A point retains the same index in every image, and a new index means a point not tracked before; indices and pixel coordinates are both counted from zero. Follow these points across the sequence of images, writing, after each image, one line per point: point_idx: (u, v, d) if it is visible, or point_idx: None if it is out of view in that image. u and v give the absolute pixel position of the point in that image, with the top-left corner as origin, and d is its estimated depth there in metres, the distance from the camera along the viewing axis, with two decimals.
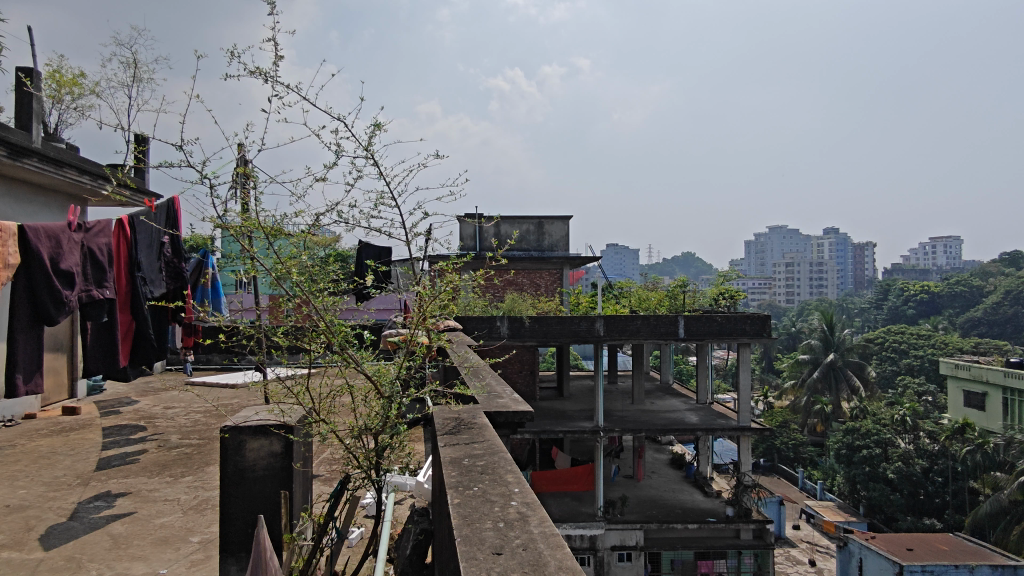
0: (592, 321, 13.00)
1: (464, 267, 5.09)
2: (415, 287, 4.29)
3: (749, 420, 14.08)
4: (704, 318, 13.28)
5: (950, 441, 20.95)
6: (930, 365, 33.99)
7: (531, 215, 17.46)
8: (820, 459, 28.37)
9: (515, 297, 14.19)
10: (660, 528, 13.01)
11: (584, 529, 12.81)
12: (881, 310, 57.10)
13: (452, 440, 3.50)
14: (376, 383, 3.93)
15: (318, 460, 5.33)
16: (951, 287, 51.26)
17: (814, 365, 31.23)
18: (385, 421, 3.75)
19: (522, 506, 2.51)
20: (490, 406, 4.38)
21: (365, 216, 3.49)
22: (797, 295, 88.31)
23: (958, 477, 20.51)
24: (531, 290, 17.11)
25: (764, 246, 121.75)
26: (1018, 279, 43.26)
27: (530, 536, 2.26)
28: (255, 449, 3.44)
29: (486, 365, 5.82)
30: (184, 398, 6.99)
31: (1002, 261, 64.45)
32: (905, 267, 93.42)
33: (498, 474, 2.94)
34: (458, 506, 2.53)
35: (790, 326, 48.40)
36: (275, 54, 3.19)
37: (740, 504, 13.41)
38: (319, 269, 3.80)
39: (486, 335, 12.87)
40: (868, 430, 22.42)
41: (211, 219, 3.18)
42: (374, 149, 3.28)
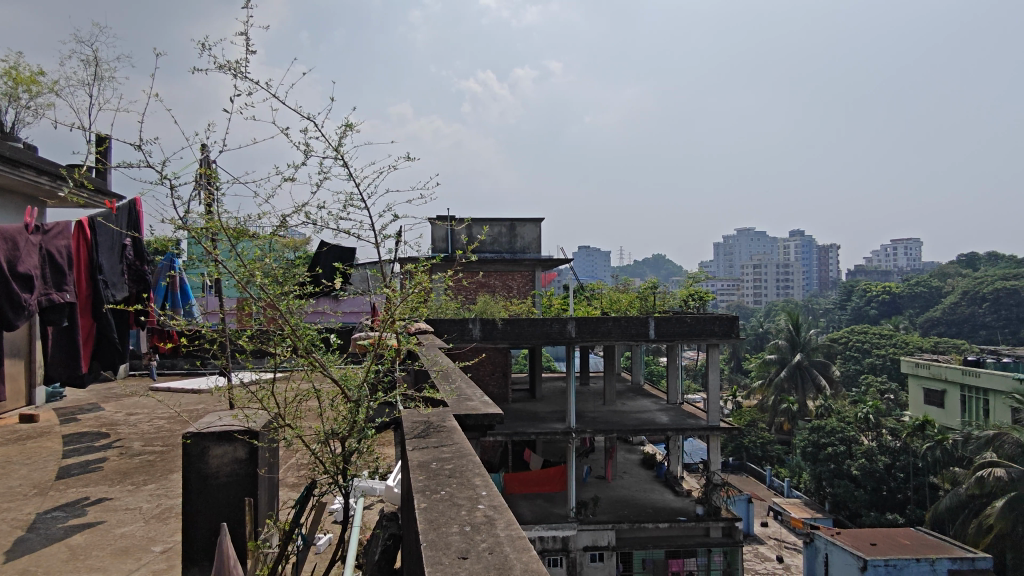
0: (564, 323, 13.01)
1: (436, 270, 5.08)
2: (384, 290, 4.25)
3: (718, 419, 14.26)
4: (674, 318, 13.43)
5: (912, 437, 21.50)
6: (891, 363, 34.90)
7: (503, 217, 17.45)
8: (787, 457, 28.91)
9: (487, 299, 14.17)
10: (632, 528, 13.07)
11: (556, 531, 12.84)
12: (845, 310, 58.46)
13: (421, 444, 3.48)
14: (342, 387, 3.88)
15: (286, 466, 5.25)
16: (911, 287, 52.68)
17: (781, 364, 31.79)
18: (352, 425, 3.72)
19: (490, 509, 2.51)
20: (459, 409, 4.36)
21: (335, 216, 3.46)
22: (764, 296, 90.01)
23: (919, 473, 21.06)
24: (503, 292, 17.12)
25: (732, 249, 123.84)
26: (975, 280, 44.63)
27: (496, 540, 2.26)
28: (218, 456, 3.38)
29: (456, 368, 5.79)
30: (147, 404, 6.82)
31: (960, 262, 66.41)
32: (867, 269, 95.83)
33: (465, 477, 2.94)
34: (424, 511, 2.52)
35: (759, 326, 49.33)
36: (244, 52, 3.15)
37: (709, 503, 13.56)
38: (285, 271, 3.75)
39: (457, 337, 12.86)
40: (833, 428, 22.97)
41: (171, 220, 3.11)
42: (345, 148, 3.25)
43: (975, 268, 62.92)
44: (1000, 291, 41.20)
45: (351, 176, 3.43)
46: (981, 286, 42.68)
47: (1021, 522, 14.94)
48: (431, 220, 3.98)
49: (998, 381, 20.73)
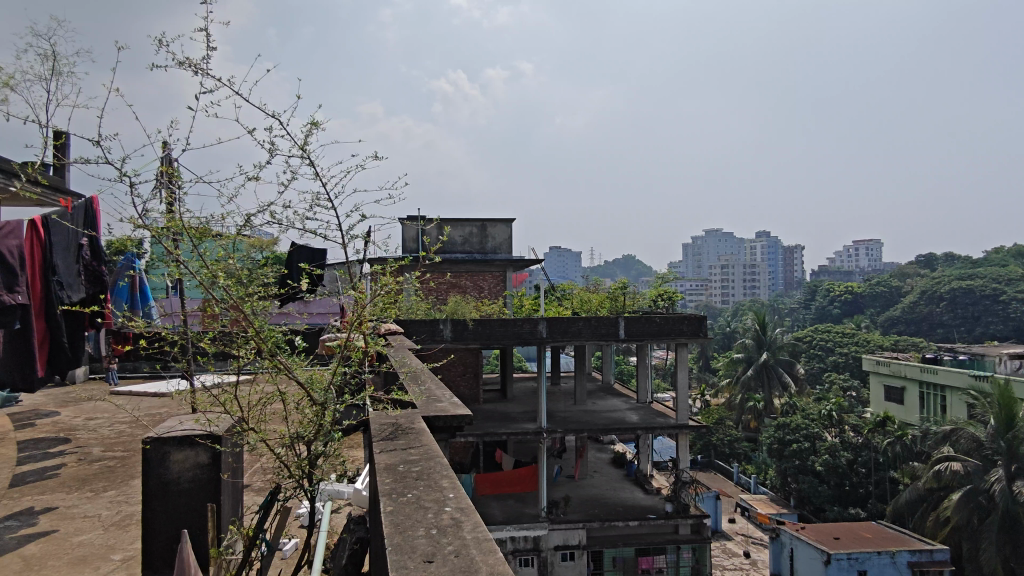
0: (535, 323, 13.04)
1: (406, 270, 5.07)
2: (351, 291, 4.22)
3: (687, 417, 14.44)
4: (643, 318, 13.56)
5: (873, 433, 22.02)
6: (853, 361, 35.76)
7: (474, 218, 17.41)
8: (754, 454, 29.42)
9: (458, 299, 14.14)
10: (602, 526, 13.17)
11: (527, 531, 12.84)
12: (809, 310, 59.71)
13: (388, 446, 3.45)
14: (308, 388, 3.83)
15: (251, 471, 5.17)
16: (872, 287, 53.97)
17: (748, 363, 32.31)
18: (318, 428, 3.68)
19: (456, 512, 2.50)
20: (428, 410, 4.35)
21: (301, 216, 3.41)
22: (732, 296, 91.48)
23: (880, 468, 21.60)
24: (475, 293, 17.08)
25: (700, 250, 125.68)
26: (933, 280, 45.97)
27: (463, 542, 2.26)
28: (180, 461, 3.31)
29: (427, 369, 5.76)
30: (107, 408, 6.64)
31: (918, 262, 68.26)
32: (830, 269, 98.09)
33: (433, 480, 2.92)
34: (391, 514, 2.50)
35: (726, 326, 50.13)
36: (205, 48, 3.10)
37: (678, 500, 13.77)
38: (250, 272, 3.69)
39: (427, 338, 12.80)
40: (797, 425, 23.50)
41: (130, 220, 3.03)
42: (310, 147, 3.22)
43: (932, 268, 64.75)
44: (957, 290, 42.41)
45: (317, 176, 3.40)
46: (938, 286, 43.97)
47: (976, 515, 15.42)
48: (399, 220, 3.96)
49: (955, 378, 21.37)
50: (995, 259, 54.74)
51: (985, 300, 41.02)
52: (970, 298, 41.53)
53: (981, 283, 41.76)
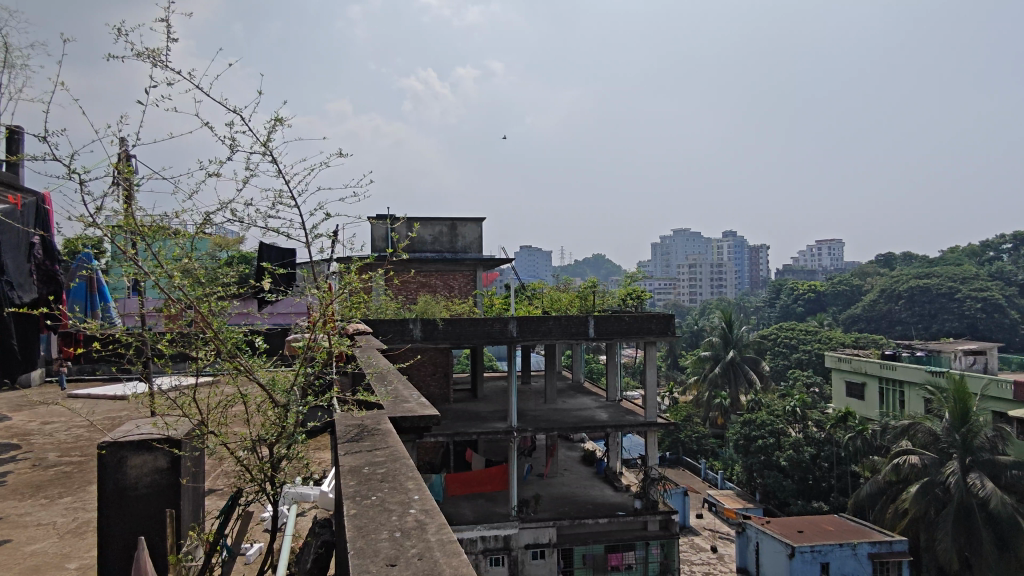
0: (506, 322, 13.04)
1: (372, 270, 5.04)
2: (314, 291, 4.15)
3: (655, 415, 14.60)
4: (613, 317, 13.65)
5: (836, 428, 22.54)
6: (816, 358, 36.59)
7: (444, 217, 17.32)
8: (721, 450, 29.92)
9: (428, 299, 14.04)
10: (572, 524, 13.23)
11: (498, 530, 12.83)
12: (775, 308, 60.93)
13: (354, 448, 3.41)
14: (270, 390, 3.76)
15: (214, 475, 5.07)
16: (834, 286, 55.27)
17: (715, 361, 32.79)
18: (281, 431, 3.62)
19: (421, 514, 2.49)
20: (395, 410, 4.31)
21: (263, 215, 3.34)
22: (699, 295, 92.83)
23: (842, 462, 22.13)
24: (445, 292, 17.00)
25: (669, 249, 127.25)
26: (892, 279, 47.30)
27: (427, 545, 2.24)
28: (138, 466, 3.22)
29: (395, 368, 5.70)
30: (63, 412, 6.43)
31: (878, 262, 70.14)
32: (794, 268, 100.29)
33: (398, 481, 2.90)
34: (354, 517, 2.47)
35: (694, 324, 50.85)
36: (166, 39, 3.00)
37: (647, 497, 13.90)
38: (208, 272, 3.60)
39: (397, 337, 12.67)
40: (762, 421, 23.95)
41: (81, 219, 2.90)
42: (273, 144, 3.17)
43: (890, 267, 66.61)
44: (914, 288, 43.67)
45: (280, 174, 3.32)
46: (897, 284, 45.25)
47: (933, 507, 15.90)
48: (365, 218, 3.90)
49: (913, 374, 21.99)
50: (950, 258, 56.55)
51: (940, 298, 42.33)
52: (927, 296, 42.80)
53: (937, 281, 43.10)
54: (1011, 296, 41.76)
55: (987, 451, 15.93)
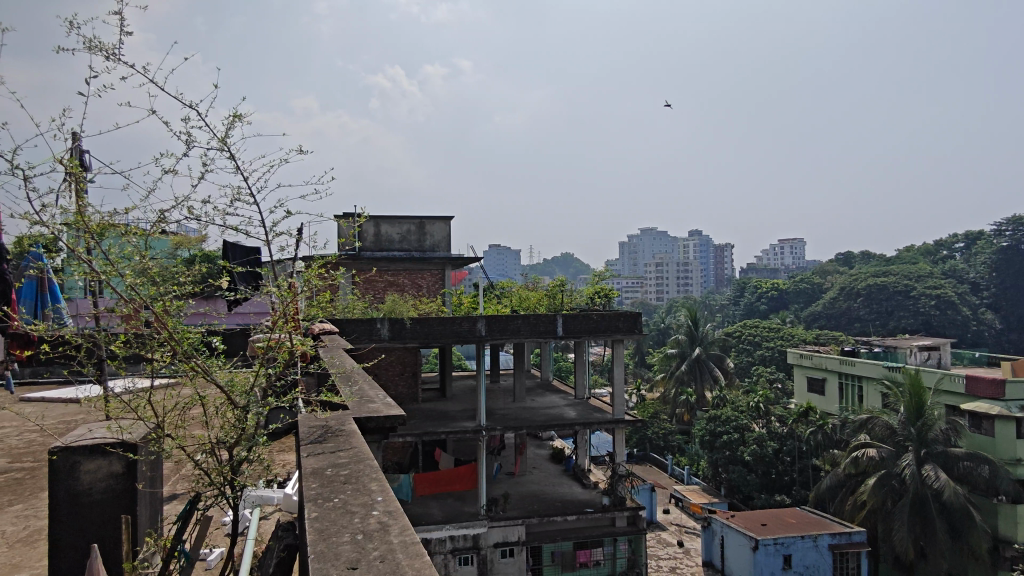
0: (474, 321, 13.03)
1: (336, 268, 4.98)
2: (273, 290, 4.06)
3: (622, 412, 14.77)
4: (581, 315, 13.75)
5: (797, 423, 23.05)
6: (779, 355, 37.41)
7: (412, 215, 17.19)
8: (687, 446, 30.36)
9: (395, 298, 13.92)
10: (541, 522, 13.26)
11: (467, 529, 12.77)
12: (739, 306, 62.10)
13: (316, 450, 3.36)
14: (228, 392, 3.67)
15: (173, 480, 4.95)
16: (796, 284, 56.60)
17: (681, 358, 33.23)
18: (240, 433, 3.54)
19: (383, 515, 2.47)
20: (360, 411, 4.26)
21: (220, 212, 3.30)
22: (666, 293, 94.03)
23: (803, 456, 22.66)
24: (413, 291, 16.87)
25: (636, 248, 128.61)
26: (851, 277, 48.61)
27: (389, 547, 2.23)
28: (91, 471, 3.13)
29: (360, 368, 5.64)
30: (12, 417, 6.20)
31: (837, 261, 72.00)
32: (758, 267, 102.41)
33: (361, 483, 2.86)
34: (315, 520, 2.43)
35: (661, 322, 51.50)
36: (118, 31, 2.94)
37: (615, 493, 14.08)
38: (162, 271, 3.50)
39: (364, 337, 12.52)
40: (727, 417, 24.38)
41: (26, 216, 2.77)
42: (230, 139, 3.15)
43: (849, 266, 68.44)
44: (872, 286, 44.92)
45: (237, 170, 3.29)
46: (856, 283, 46.53)
47: (890, 498, 16.38)
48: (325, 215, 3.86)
49: (870, 369, 22.60)
50: (906, 257, 58.37)
51: (897, 296, 43.61)
52: (884, 294, 44.05)
53: (893, 279, 44.41)
54: (963, 294, 43.26)
55: (940, 443, 16.46)
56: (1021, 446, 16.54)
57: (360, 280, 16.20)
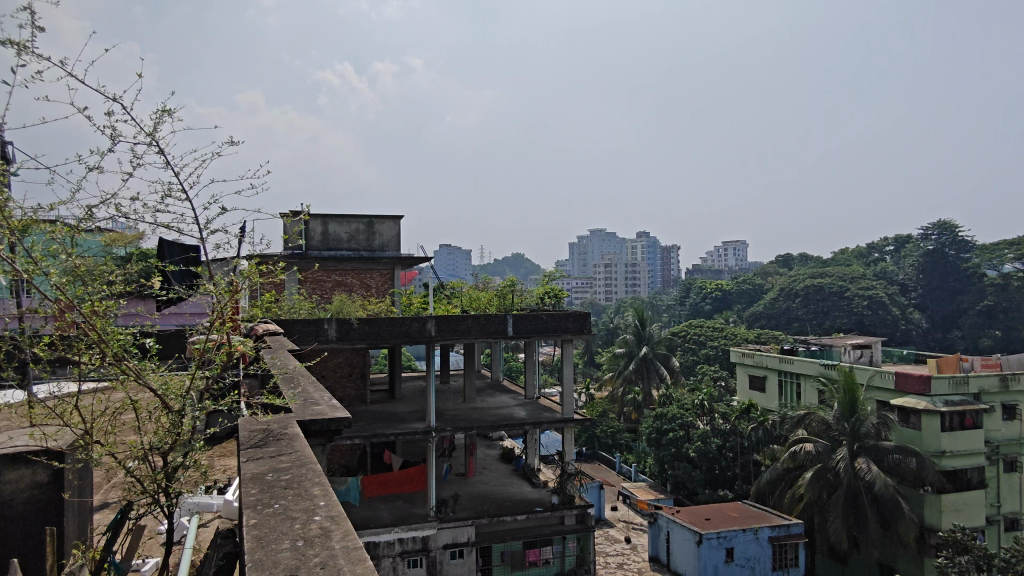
0: (424, 321, 12.91)
1: (277, 267, 4.85)
2: (209, 289, 3.93)
3: (571, 411, 14.91)
4: (531, 316, 13.80)
5: (739, 420, 23.74)
6: (722, 354, 38.47)
7: (361, 214, 16.95)
8: (634, 444, 30.89)
9: (343, 298, 13.69)
10: (491, 522, 13.28)
11: (416, 531, 12.62)
12: (685, 306, 63.56)
13: (256, 454, 3.27)
14: (163, 396, 3.52)
15: (105, 488, 4.75)
16: (739, 285, 58.36)
17: (629, 357, 33.80)
18: (175, 439, 3.42)
19: (326, 521, 2.42)
20: (304, 413, 4.17)
21: (151, 208, 3.39)
22: (615, 294, 95.40)
23: (745, 451, 23.39)
24: (362, 291, 16.55)
25: (586, 249, 130.09)
26: (790, 278, 50.39)
27: (331, 553, 2.19)
28: (14, 481, 2.98)
29: (305, 368, 5.51)
30: None
31: (777, 263, 74.62)
32: (703, 268, 105.02)
33: (303, 488, 2.81)
34: (253, 527, 2.36)
35: (609, 322, 52.24)
36: (31, 29, 2.91)
37: (564, 492, 14.19)
38: (90, 269, 3.33)
39: (311, 338, 12.22)
40: (673, 414, 24.94)
41: None
42: (157, 135, 3.31)
43: (788, 267, 71.04)
44: (809, 287, 46.73)
45: (165, 166, 3.42)
46: (795, 284, 48.22)
47: (825, 490, 17.06)
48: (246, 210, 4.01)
49: (808, 367, 23.48)
50: (841, 259, 60.87)
51: (832, 297, 45.55)
52: (821, 295, 45.93)
53: (829, 281, 46.24)
54: (893, 295, 45.47)
55: (872, 437, 17.24)
56: (945, 439, 17.48)
57: (306, 280, 15.87)
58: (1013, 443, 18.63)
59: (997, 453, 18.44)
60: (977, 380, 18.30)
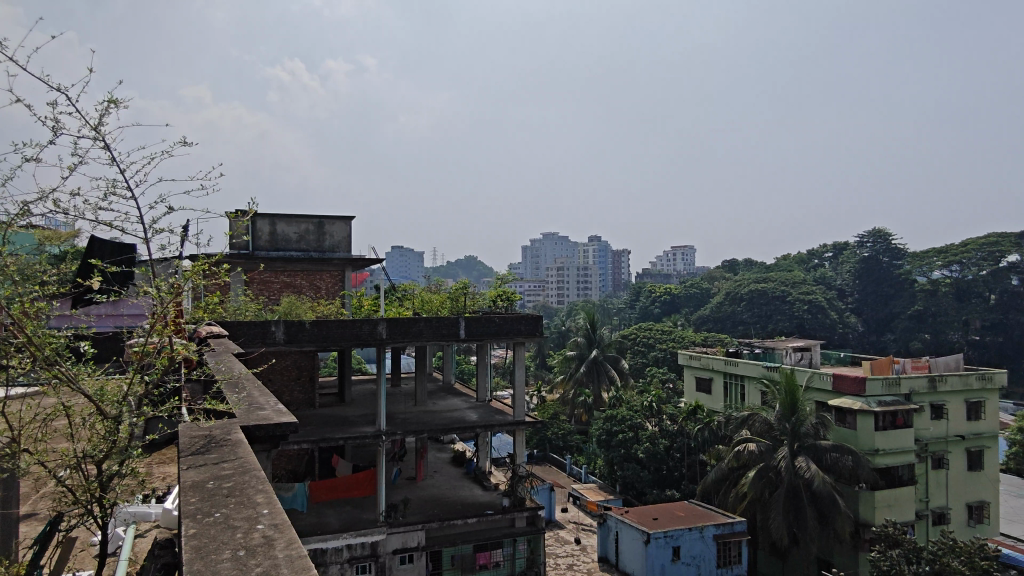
0: (375, 324, 12.71)
1: (224, 269, 4.73)
2: (149, 292, 3.81)
3: (523, 413, 14.95)
4: (483, 318, 13.79)
5: (686, 421, 24.27)
6: (670, 356, 39.35)
7: (311, 215, 16.63)
8: (585, 445, 31.22)
9: (291, 300, 13.46)
10: (441, 526, 13.21)
11: (365, 537, 12.43)
12: (635, 310, 64.62)
13: (197, 461, 3.19)
14: (97, 402, 3.38)
15: (35, 498, 4.54)
16: (687, 289, 59.81)
17: (580, 359, 34.18)
18: (111, 447, 3.30)
19: (268, 529, 2.39)
20: (248, 419, 4.09)
21: (93, 206, 3.37)
22: (567, 296, 96.30)
23: (692, 452, 23.94)
24: (311, 293, 16.21)
25: (538, 253, 131.17)
26: (736, 283, 51.86)
27: (274, 562, 2.17)
28: None
29: (250, 373, 5.36)
30: None
31: (723, 268, 76.68)
32: (653, 272, 107.14)
33: (245, 495, 2.76)
34: (192, 537, 2.31)
35: (561, 325, 52.68)
36: None
37: (515, 494, 14.19)
38: (21, 267, 3.21)
39: (257, 340, 11.89)
40: (623, 416, 25.34)
41: None
42: (102, 129, 3.30)
43: (733, 273, 73.04)
44: (753, 292, 48.15)
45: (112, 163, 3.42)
46: (740, 288, 49.61)
47: (766, 488, 17.65)
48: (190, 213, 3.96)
49: (751, 369, 24.20)
50: (784, 265, 63.08)
51: (775, 301, 47.08)
52: (764, 299, 47.41)
53: (772, 286, 47.81)
54: (831, 300, 47.34)
55: (811, 436, 17.90)
56: (879, 437, 18.28)
57: (252, 282, 15.52)
58: (940, 441, 19.63)
59: (926, 451, 19.38)
60: (908, 381, 19.21)
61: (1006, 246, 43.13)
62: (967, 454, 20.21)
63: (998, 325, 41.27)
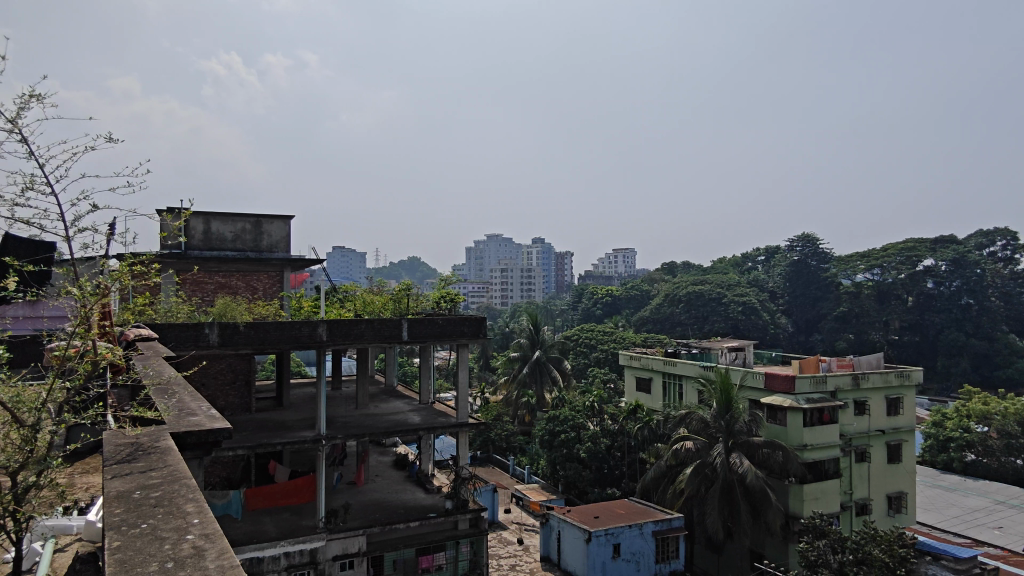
0: (315, 326, 12.44)
1: (154, 268, 4.57)
2: (72, 291, 3.64)
3: (466, 415, 14.93)
4: (426, 320, 13.69)
5: (627, 420, 24.71)
6: (612, 356, 40.07)
7: (248, 213, 16.13)
8: (527, 446, 31.40)
9: (227, 301, 13.08)
10: (383, 531, 13.03)
11: (304, 544, 12.15)
12: (577, 311, 65.43)
13: (122, 471, 3.06)
14: (12, 409, 3.21)
15: None
16: (628, 290, 61.22)
17: (523, 361, 34.34)
18: (26, 457, 3.13)
19: (200, 540, 2.33)
20: (178, 426, 3.94)
21: (12, 202, 3.61)
22: (510, 298, 96.64)
23: (631, 450, 24.42)
24: (247, 294, 15.73)
25: (482, 255, 131.41)
26: (674, 284, 53.16)
27: (204, 572, 2.12)
28: None
29: (182, 376, 5.18)
30: None
31: (662, 270, 78.65)
32: (594, 274, 109.04)
33: (174, 505, 2.67)
34: (117, 550, 2.22)
35: (504, 326, 52.76)
36: None
37: (458, 496, 14.16)
38: None
39: (189, 344, 11.38)
40: (565, 416, 25.64)
41: None
42: (22, 124, 3.46)
43: (672, 275, 75.02)
44: (691, 294, 49.54)
45: (31, 158, 3.60)
46: (678, 290, 50.86)
47: (703, 484, 18.19)
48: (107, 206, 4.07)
49: (689, 369, 24.88)
50: (719, 267, 65.19)
51: (711, 302, 48.56)
52: (701, 300, 48.80)
53: (709, 288, 49.32)
54: (764, 302, 49.24)
55: (744, 433, 18.56)
56: (807, 433, 19.10)
57: (183, 282, 14.98)
58: (863, 436, 20.69)
59: (850, 445, 20.40)
60: (834, 379, 20.17)
61: (922, 251, 45.83)
62: (887, 447, 21.37)
63: (915, 325, 43.85)
